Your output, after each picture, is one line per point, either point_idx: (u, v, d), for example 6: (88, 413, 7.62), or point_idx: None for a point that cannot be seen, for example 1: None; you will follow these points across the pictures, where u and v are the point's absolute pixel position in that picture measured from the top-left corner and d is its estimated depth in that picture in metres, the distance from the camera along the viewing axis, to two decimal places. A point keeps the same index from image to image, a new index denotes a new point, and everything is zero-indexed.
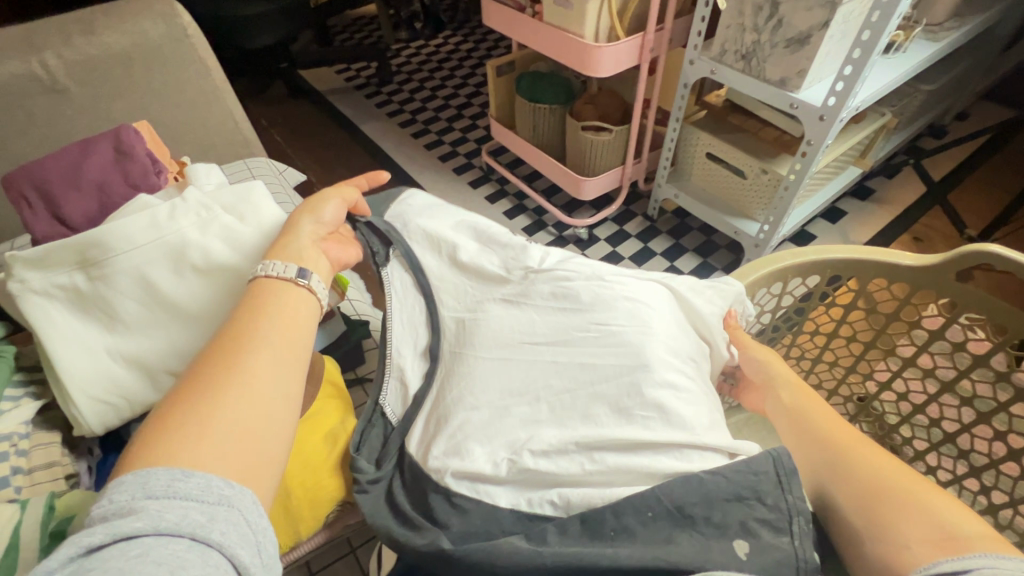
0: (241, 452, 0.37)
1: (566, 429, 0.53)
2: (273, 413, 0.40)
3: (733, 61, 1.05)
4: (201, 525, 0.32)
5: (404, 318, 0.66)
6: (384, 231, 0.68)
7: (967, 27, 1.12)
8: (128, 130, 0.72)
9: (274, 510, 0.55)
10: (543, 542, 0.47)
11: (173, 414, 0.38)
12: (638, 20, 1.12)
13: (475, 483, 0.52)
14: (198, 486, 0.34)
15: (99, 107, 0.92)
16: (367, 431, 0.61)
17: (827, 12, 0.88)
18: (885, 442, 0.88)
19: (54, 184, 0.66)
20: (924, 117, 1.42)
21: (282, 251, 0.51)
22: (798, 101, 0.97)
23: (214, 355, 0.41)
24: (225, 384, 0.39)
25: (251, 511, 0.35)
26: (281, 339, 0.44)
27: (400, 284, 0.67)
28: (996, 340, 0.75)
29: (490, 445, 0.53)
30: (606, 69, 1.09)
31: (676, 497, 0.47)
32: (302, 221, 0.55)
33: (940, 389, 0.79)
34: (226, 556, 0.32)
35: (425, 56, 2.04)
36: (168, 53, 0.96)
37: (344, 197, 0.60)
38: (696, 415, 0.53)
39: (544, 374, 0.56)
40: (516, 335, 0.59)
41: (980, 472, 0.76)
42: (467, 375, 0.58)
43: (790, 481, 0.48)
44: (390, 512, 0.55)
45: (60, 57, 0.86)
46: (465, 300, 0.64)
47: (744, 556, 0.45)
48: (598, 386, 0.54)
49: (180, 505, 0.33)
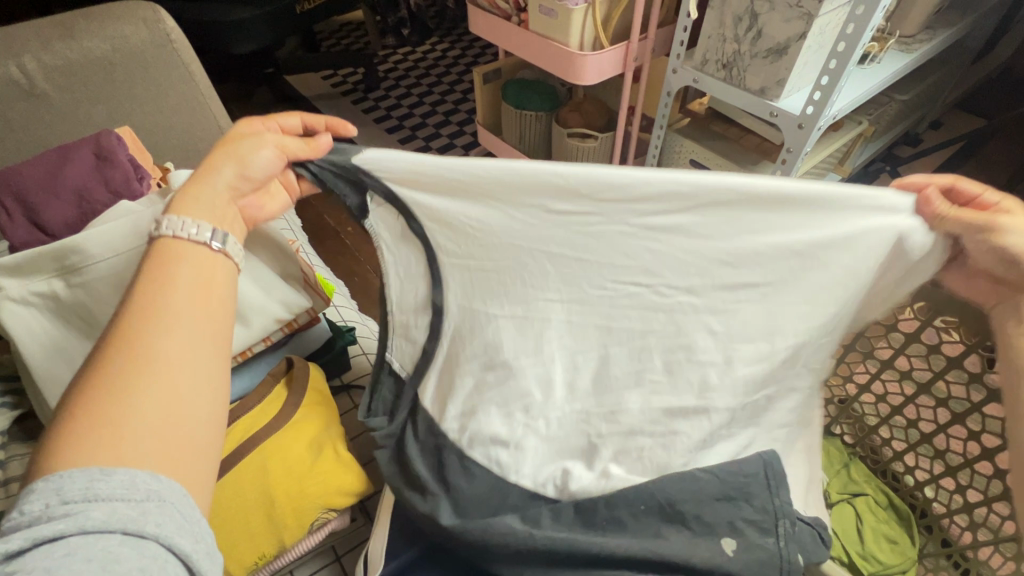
0: (168, 444, 0.36)
1: (574, 396, 0.58)
2: (196, 398, 0.38)
3: (715, 71, 1.07)
4: (133, 519, 0.31)
5: (404, 269, 0.65)
6: (349, 176, 0.56)
7: (939, 40, 1.16)
8: (109, 135, 0.71)
9: (255, 519, 0.54)
10: (537, 524, 0.54)
11: (83, 413, 0.35)
12: (622, 29, 1.14)
13: (493, 452, 0.59)
14: (121, 485, 0.32)
15: (80, 112, 0.91)
16: (379, 391, 0.68)
17: (804, 24, 0.90)
18: (864, 445, 0.90)
19: (33, 192, 0.66)
20: (900, 125, 1.46)
21: (192, 204, 0.47)
22: (778, 110, 0.99)
23: (116, 342, 0.38)
24: (135, 375, 0.36)
25: (184, 502, 0.34)
26: (195, 313, 0.41)
27: (388, 239, 0.63)
28: (970, 343, 0.77)
29: (509, 409, 0.60)
30: (590, 77, 1.10)
31: (668, 495, 0.52)
32: (222, 168, 0.51)
33: (917, 391, 0.81)
34: (164, 546, 0.32)
35: (413, 62, 2.05)
36: (151, 59, 0.95)
37: (281, 147, 0.53)
38: (702, 380, 0.55)
39: (556, 334, 0.59)
40: (527, 289, 0.59)
41: (955, 472, 0.79)
42: (484, 333, 0.61)
43: (777, 484, 0.53)
44: (405, 482, 0.61)
45: (38, 62, 0.85)
46: (465, 247, 0.60)
47: (730, 552, 0.51)
48: (608, 351, 0.57)
49: (103, 505, 0.31)
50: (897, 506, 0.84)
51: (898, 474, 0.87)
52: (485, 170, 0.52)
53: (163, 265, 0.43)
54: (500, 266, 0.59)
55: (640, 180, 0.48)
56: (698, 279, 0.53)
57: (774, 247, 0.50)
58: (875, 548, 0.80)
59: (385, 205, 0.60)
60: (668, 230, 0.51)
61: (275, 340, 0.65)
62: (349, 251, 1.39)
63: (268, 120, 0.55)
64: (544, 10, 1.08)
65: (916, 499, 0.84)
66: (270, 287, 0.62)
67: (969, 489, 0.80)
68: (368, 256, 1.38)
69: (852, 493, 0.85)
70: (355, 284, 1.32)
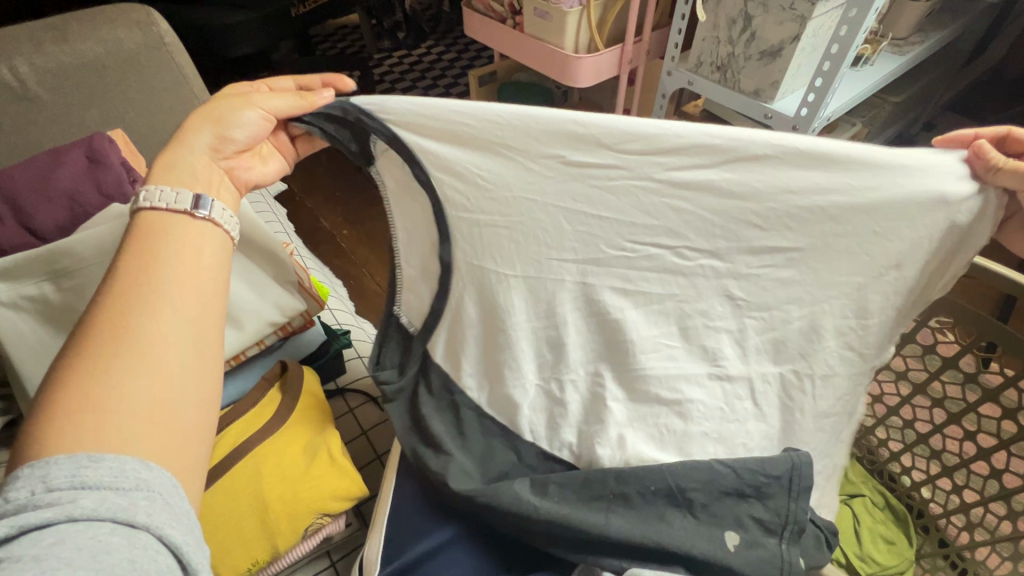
0: (159, 429, 0.35)
1: (593, 358, 0.58)
2: (185, 383, 0.38)
3: (709, 73, 1.08)
4: (125, 508, 0.30)
5: (408, 235, 0.59)
6: (349, 120, 0.53)
7: (931, 42, 1.17)
8: (102, 138, 0.71)
9: (248, 525, 0.53)
10: (544, 494, 0.54)
11: (65, 397, 0.34)
12: (617, 32, 1.14)
13: (512, 415, 0.59)
14: (110, 472, 0.31)
15: (72, 116, 0.91)
16: (386, 345, 0.64)
17: (798, 26, 0.90)
18: (861, 445, 0.90)
19: (24, 194, 0.65)
20: (894, 127, 1.47)
21: (170, 174, 0.46)
22: (772, 111, 1.00)
23: (101, 324, 0.37)
24: (122, 359, 0.36)
25: (175, 493, 0.33)
26: (178, 293, 0.40)
27: (393, 186, 0.57)
28: (965, 343, 0.78)
29: (528, 376, 0.59)
30: (585, 79, 1.11)
31: (680, 481, 0.52)
32: (204, 130, 0.50)
33: (912, 391, 0.81)
34: (157, 538, 0.30)
35: (408, 65, 2.05)
36: (144, 62, 0.95)
37: (263, 108, 0.51)
38: (717, 351, 0.57)
39: (574, 295, 0.56)
40: (542, 250, 0.55)
41: (951, 472, 0.79)
42: (499, 296, 0.57)
43: (798, 490, 0.52)
44: (415, 432, 0.61)
45: (30, 65, 0.85)
46: (477, 201, 0.54)
47: (733, 546, 0.51)
48: (627, 317, 0.56)
49: (93, 493, 0.30)
50: (893, 506, 0.84)
51: (895, 475, 0.87)
52: (498, 116, 0.51)
53: (145, 245, 0.42)
54: (516, 223, 0.54)
55: (673, 133, 0.48)
56: (721, 242, 0.53)
57: (796, 208, 0.50)
58: (873, 549, 0.79)
59: (388, 152, 0.55)
60: (693, 187, 0.50)
61: (268, 343, 0.65)
62: (346, 254, 1.39)
63: (259, 86, 0.56)
64: (539, 12, 1.09)
65: (913, 499, 0.84)
66: (264, 291, 0.62)
67: (964, 489, 0.80)
68: (364, 260, 1.38)
69: (850, 494, 0.85)
70: (351, 287, 1.31)
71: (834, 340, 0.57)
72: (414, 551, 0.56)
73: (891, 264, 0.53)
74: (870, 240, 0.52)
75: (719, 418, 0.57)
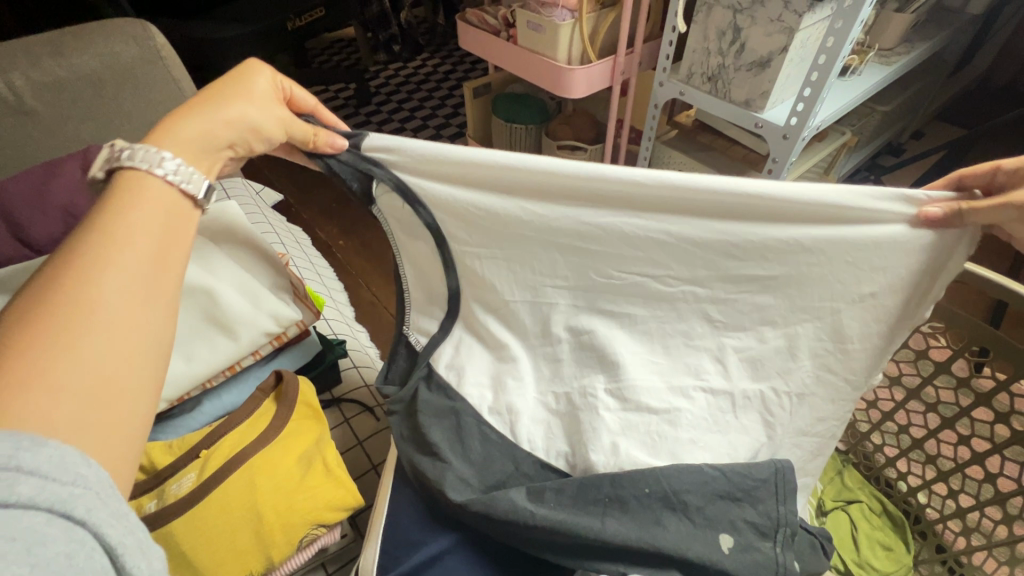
0: (107, 427, 0.30)
1: (586, 372, 0.59)
2: (146, 373, 0.33)
3: (700, 84, 1.09)
4: (65, 498, 0.24)
5: (417, 256, 0.64)
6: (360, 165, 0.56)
7: (917, 53, 1.19)
8: (97, 150, 0.70)
9: (241, 537, 0.53)
10: (540, 500, 0.54)
11: (4, 359, 0.28)
12: (609, 44, 1.16)
13: (506, 417, 0.60)
14: (50, 460, 0.24)
15: (68, 128, 0.91)
16: (393, 361, 0.67)
17: (786, 37, 0.92)
18: (856, 451, 0.90)
19: (17, 207, 0.65)
20: (882, 136, 1.49)
21: (186, 151, 0.43)
22: (763, 121, 1.01)
23: (67, 285, 0.31)
24: (83, 331, 0.30)
25: (113, 498, 0.26)
26: (156, 264, 0.36)
27: (396, 221, 0.61)
28: (956, 348, 0.78)
29: (523, 391, 0.61)
30: (578, 90, 1.12)
31: (673, 484, 0.52)
32: (231, 114, 0.46)
33: (907, 396, 0.82)
34: (96, 538, 0.25)
35: (404, 78, 2.08)
36: (140, 75, 0.96)
37: (287, 124, 0.51)
38: (701, 368, 0.58)
39: (563, 319, 0.60)
40: (536, 277, 0.60)
41: (946, 476, 0.79)
42: (495, 320, 0.63)
43: (786, 493, 0.53)
44: (406, 439, 0.61)
45: (26, 78, 0.85)
46: (474, 237, 0.59)
47: (727, 550, 0.51)
48: (614, 337, 0.59)
49: (33, 480, 0.23)
50: (891, 513, 0.84)
51: (891, 480, 0.87)
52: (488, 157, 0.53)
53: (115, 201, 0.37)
54: (511, 256, 0.60)
55: (651, 179, 0.50)
56: (699, 270, 0.55)
57: (772, 241, 0.51)
58: (872, 556, 0.79)
59: (389, 195, 0.59)
60: (671, 226, 0.53)
61: (264, 354, 0.64)
62: (341, 264, 1.39)
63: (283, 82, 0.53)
64: (532, 25, 1.10)
65: (909, 505, 0.84)
66: (259, 301, 0.61)
67: (960, 495, 0.80)
68: (359, 270, 1.38)
69: (846, 500, 0.86)
70: (346, 298, 1.31)
71: (810, 359, 0.57)
72: (413, 561, 0.55)
73: (863, 294, 0.53)
74: (845, 269, 0.52)
75: (712, 425, 0.58)
